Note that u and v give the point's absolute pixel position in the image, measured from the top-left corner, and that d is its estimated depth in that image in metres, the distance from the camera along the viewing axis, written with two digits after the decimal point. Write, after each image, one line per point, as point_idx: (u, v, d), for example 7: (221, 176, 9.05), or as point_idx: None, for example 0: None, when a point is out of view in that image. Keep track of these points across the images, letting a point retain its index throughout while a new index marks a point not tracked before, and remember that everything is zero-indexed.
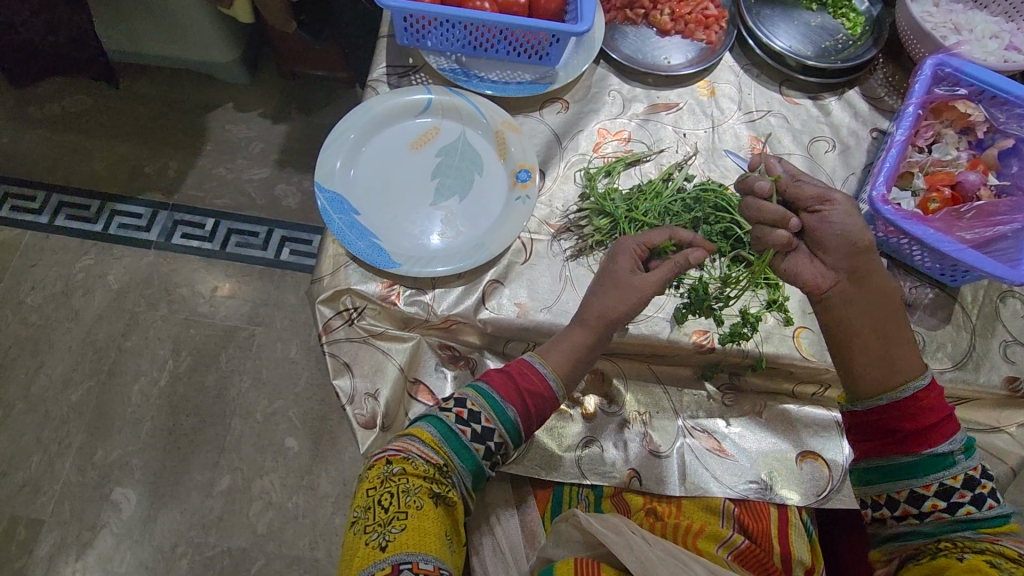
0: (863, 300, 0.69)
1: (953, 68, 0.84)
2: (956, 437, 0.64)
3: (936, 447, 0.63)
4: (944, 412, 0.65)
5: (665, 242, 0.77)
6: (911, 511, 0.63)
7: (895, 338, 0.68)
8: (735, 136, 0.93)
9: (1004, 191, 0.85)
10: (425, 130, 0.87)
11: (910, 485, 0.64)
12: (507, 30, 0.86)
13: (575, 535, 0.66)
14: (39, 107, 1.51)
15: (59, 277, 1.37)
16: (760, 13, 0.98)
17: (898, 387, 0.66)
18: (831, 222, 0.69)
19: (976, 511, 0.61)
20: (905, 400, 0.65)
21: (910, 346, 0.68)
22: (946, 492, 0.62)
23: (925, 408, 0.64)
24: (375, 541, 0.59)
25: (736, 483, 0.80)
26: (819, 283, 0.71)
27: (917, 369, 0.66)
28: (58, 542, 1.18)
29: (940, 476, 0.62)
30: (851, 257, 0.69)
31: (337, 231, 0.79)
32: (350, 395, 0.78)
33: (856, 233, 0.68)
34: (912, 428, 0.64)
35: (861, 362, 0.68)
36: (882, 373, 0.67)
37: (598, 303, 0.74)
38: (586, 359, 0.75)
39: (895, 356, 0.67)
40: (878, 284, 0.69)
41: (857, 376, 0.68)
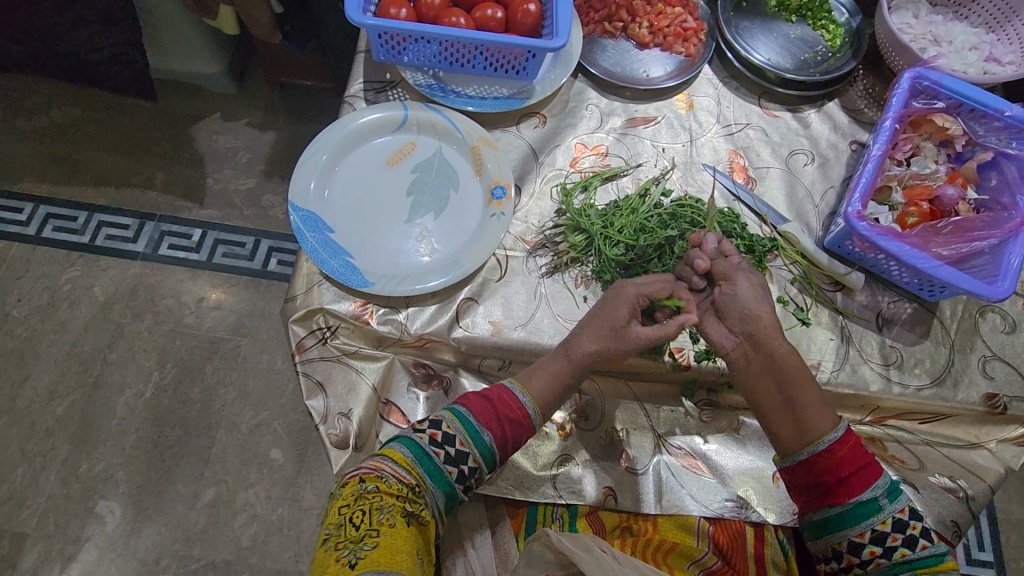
0: (762, 362, 0.71)
1: (931, 81, 0.83)
2: (878, 482, 0.64)
3: (860, 495, 0.64)
4: (864, 459, 0.65)
5: (666, 297, 0.75)
6: (854, 561, 0.64)
7: (802, 398, 0.69)
8: (714, 150, 0.92)
9: (982, 205, 0.84)
10: (401, 146, 0.86)
11: (846, 535, 0.64)
12: (483, 46, 0.85)
13: (547, 555, 0.64)
14: (27, 118, 1.51)
15: (44, 289, 1.37)
16: (738, 26, 0.98)
17: (812, 443, 0.67)
18: (730, 292, 0.73)
19: (911, 552, 0.62)
20: (821, 454, 0.66)
21: (820, 402, 0.69)
22: (880, 537, 0.63)
23: (840, 460, 0.65)
24: (346, 557, 0.58)
25: (711, 501, 0.80)
26: (722, 345, 0.74)
27: (828, 425, 0.67)
28: (42, 556, 1.18)
29: (870, 523, 0.63)
30: (747, 324, 0.72)
31: (310, 250, 0.78)
32: (324, 414, 0.78)
33: (751, 304, 0.72)
34: (831, 481, 0.65)
35: (776, 422, 0.70)
36: (795, 432, 0.69)
37: (581, 339, 0.74)
38: (566, 387, 0.75)
39: (804, 414, 0.68)
40: (775, 348, 0.71)
41: (778, 435, 0.70)
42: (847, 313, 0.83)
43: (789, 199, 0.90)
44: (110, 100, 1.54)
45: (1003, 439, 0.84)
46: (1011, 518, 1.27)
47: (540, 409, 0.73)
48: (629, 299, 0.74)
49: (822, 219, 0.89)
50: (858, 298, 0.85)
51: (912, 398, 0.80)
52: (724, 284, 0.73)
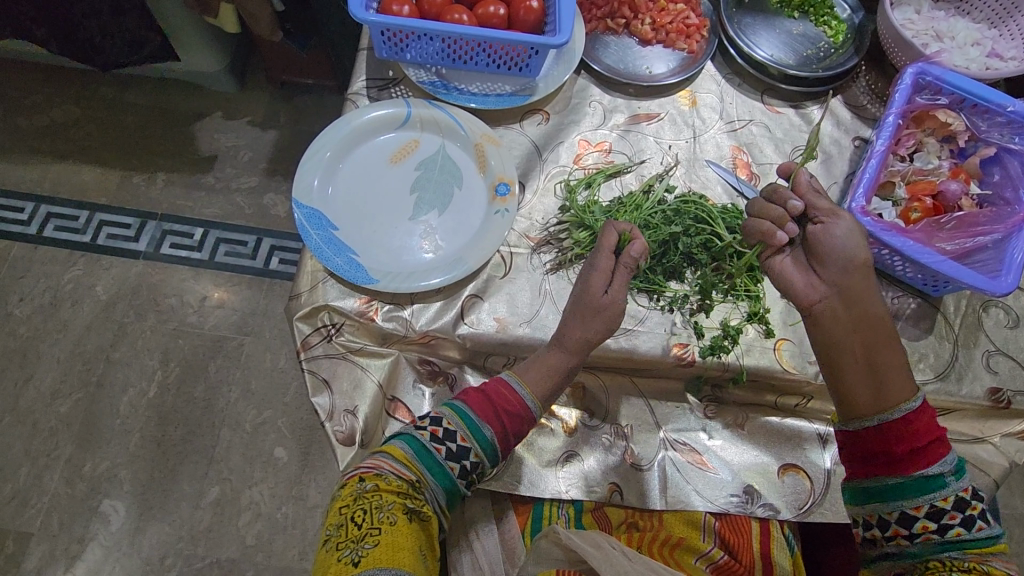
0: (853, 318, 0.68)
1: (934, 77, 0.83)
2: (947, 458, 0.64)
3: (929, 469, 0.63)
4: (936, 433, 0.65)
5: (623, 242, 0.76)
6: (901, 533, 0.64)
7: (885, 362, 0.67)
8: (717, 147, 0.92)
9: (985, 201, 0.84)
10: (404, 143, 0.86)
11: (900, 506, 0.64)
12: (486, 43, 0.85)
13: (555, 552, 0.64)
14: (28, 118, 1.51)
15: (47, 288, 1.36)
16: (741, 22, 0.98)
17: (888, 410, 0.65)
18: (833, 235, 0.70)
19: (966, 532, 0.62)
20: (895, 422, 0.65)
21: (902, 369, 0.67)
22: (938, 513, 0.62)
23: (914, 431, 0.64)
24: (348, 557, 0.58)
25: (716, 497, 0.80)
26: (807, 293, 0.70)
27: (906, 394, 0.66)
28: (47, 555, 1.18)
29: (931, 498, 0.63)
30: (846, 273, 0.68)
31: (314, 248, 0.78)
32: (330, 411, 0.78)
33: (855, 250, 0.69)
34: (903, 451, 0.64)
35: (850, 380, 0.68)
36: (870, 396, 0.67)
37: (575, 326, 0.74)
38: (563, 381, 0.75)
39: (884, 379, 0.67)
40: (868, 304, 0.68)
41: (846, 394, 0.68)
42: None
43: None
44: (111, 100, 1.54)
45: (1007, 434, 0.84)
46: (1015, 513, 1.27)
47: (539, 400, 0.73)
48: (603, 264, 0.75)
49: None
50: None
51: (916, 393, 0.81)
52: (827, 229, 0.70)
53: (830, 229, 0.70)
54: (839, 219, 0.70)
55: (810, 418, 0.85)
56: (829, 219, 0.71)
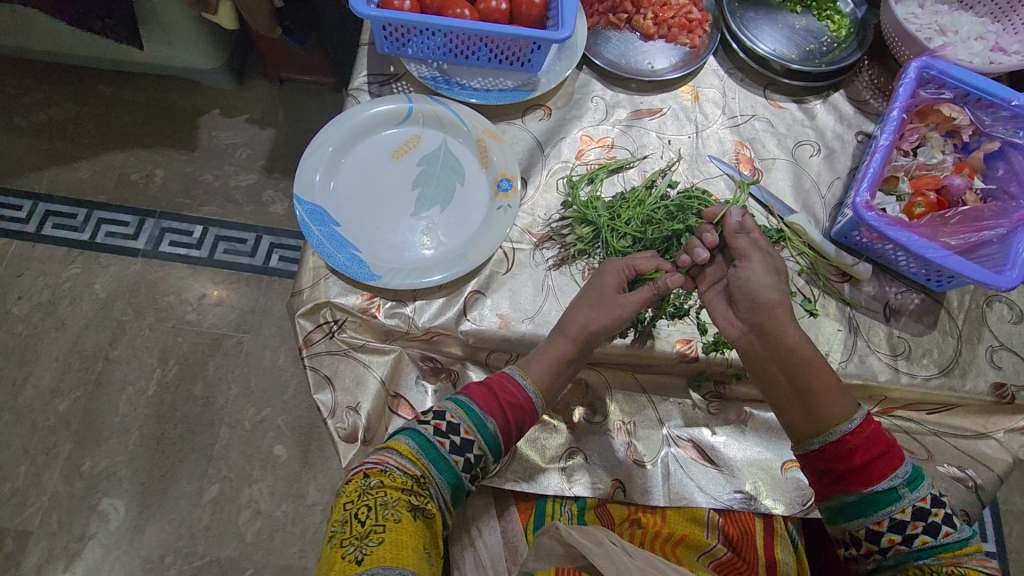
0: (769, 351, 0.70)
1: (938, 70, 0.83)
2: (898, 471, 0.63)
3: (877, 484, 0.63)
4: (879, 448, 0.64)
5: (652, 271, 0.76)
6: (873, 548, 0.64)
7: (814, 387, 0.67)
8: (720, 142, 0.92)
9: (989, 195, 0.84)
10: (406, 138, 0.86)
11: (862, 523, 0.64)
12: (487, 38, 0.85)
13: (556, 548, 0.64)
14: (25, 115, 1.50)
15: (45, 286, 1.36)
16: (744, 17, 0.98)
17: (823, 432, 0.66)
18: (740, 278, 0.73)
19: (932, 539, 0.62)
20: (833, 443, 0.65)
21: (834, 391, 0.67)
22: (899, 525, 0.63)
23: (853, 449, 0.64)
24: (352, 554, 0.58)
25: (720, 493, 0.80)
26: (727, 330, 0.74)
27: (844, 414, 0.66)
28: (46, 553, 1.17)
29: (889, 511, 0.63)
30: (752, 312, 0.71)
31: (316, 244, 0.78)
32: (332, 408, 0.78)
33: (758, 290, 0.71)
34: (845, 469, 0.65)
35: (785, 409, 0.70)
36: (806, 421, 0.68)
37: (580, 314, 0.74)
38: (566, 371, 0.75)
39: (815, 404, 0.67)
40: (785, 335, 0.69)
41: (787, 423, 0.70)
42: (854, 304, 0.83)
43: (796, 190, 0.90)
44: (108, 97, 1.53)
45: (1010, 429, 0.84)
46: (1014, 510, 1.27)
47: (542, 394, 0.73)
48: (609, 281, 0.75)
49: (829, 211, 0.89)
50: (866, 288, 0.84)
51: (920, 388, 0.80)
52: (739, 271, 0.73)
53: (740, 271, 0.73)
54: (749, 258, 0.73)
55: None
56: (742, 259, 0.73)
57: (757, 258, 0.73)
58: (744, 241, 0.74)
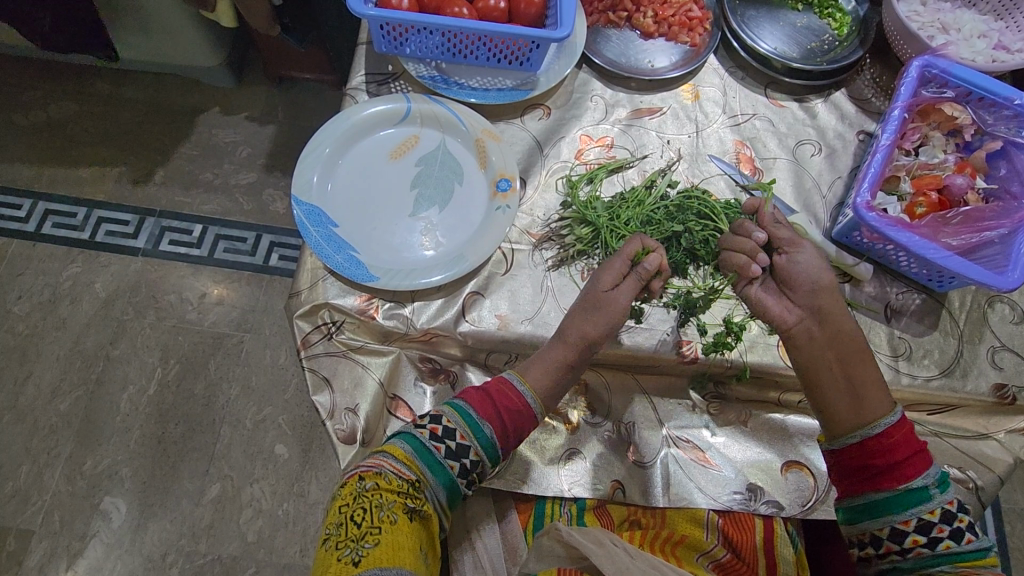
0: (827, 336, 0.72)
1: (940, 69, 0.82)
2: (931, 471, 0.64)
3: (912, 482, 0.63)
4: (917, 447, 0.65)
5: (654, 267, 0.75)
6: (893, 548, 0.63)
7: (862, 377, 0.70)
8: (720, 141, 0.92)
9: (991, 195, 0.83)
10: (404, 139, 0.85)
11: (890, 521, 0.64)
12: (486, 37, 0.84)
13: (556, 550, 0.64)
14: (25, 113, 1.49)
15: (46, 285, 1.36)
16: (744, 15, 0.97)
17: (865, 426, 0.67)
18: (797, 262, 0.75)
19: (956, 544, 0.61)
20: (876, 435, 0.66)
21: (878, 387, 0.70)
22: (926, 527, 0.62)
23: (895, 445, 0.65)
24: (349, 556, 0.57)
25: (720, 494, 0.80)
26: (783, 317, 0.74)
27: (884, 410, 0.67)
28: (48, 552, 1.18)
29: (918, 511, 0.63)
30: (813, 295, 0.74)
31: (314, 245, 0.77)
32: (330, 409, 0.79)
33: (818, 273, 0.74)
34: (884, 464, 0.65)
35: (830, 396, 0.71)
36: (849, 412, 0.69)
37: (577, 323, 0.74)
38: (564, 378, 0.75)
39: (864, 395, 0.69)
40: (840, 322, 0.73)
41: (828, 416, 0.70)
42: (855, 304, 0.83)
43: (796, 190, 0.89)
44: (108, 95, 1.52)
45: (1012, 431, 0.83)
46: (1015, 508, 1.27)
47: (540, 398, 0.73)
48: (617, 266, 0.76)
49: (829, 210, 0.88)
50: (866, 289, 0.84)
51: (921, 389, 0.80)
52: (792, 258, 0.75)
53: (794, 257, 0.75)
54: (801, 246, 0.75)
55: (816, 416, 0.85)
56: (792, 247, 0.75)
57: (808, 246, 0.75)
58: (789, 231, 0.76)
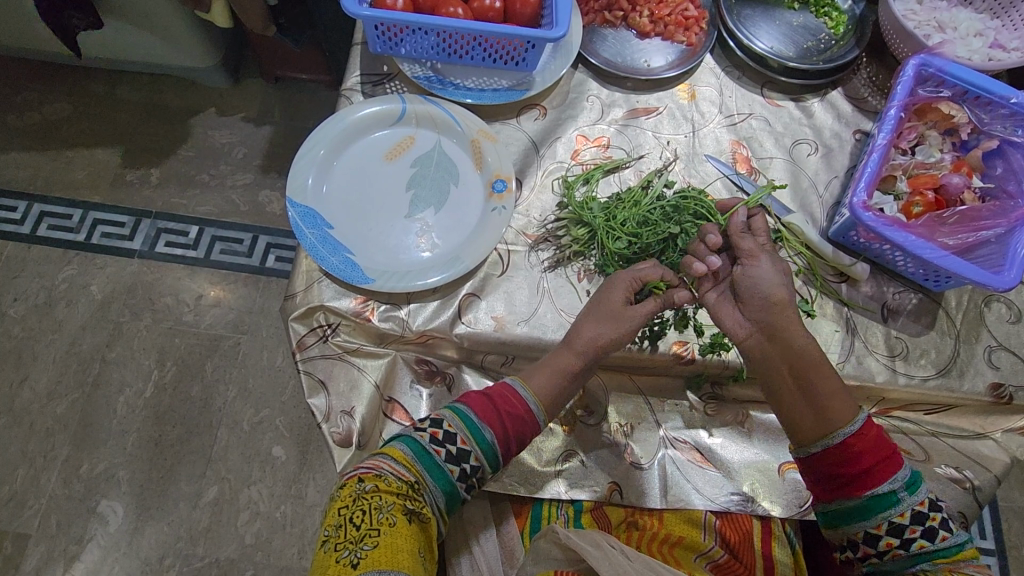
0: (781, 349, 0.69)
1: (936, 68, 0.82)
2: (898, 475, 0.63)
3: (878, 488, 0.62)
4: (885, 451, 0.64)
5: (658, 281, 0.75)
6: (870, 552, 0.64)
7: (821, 387, 0.67)
8: (716, 141, 0.91)
9: (988, 194, 0.83)
10: (400, 139, 0.85)
11: (862, 527, 0.63)
12: (482, 38, 0.84)
13: (553, 552, 0.64)
14: (19, 115, 1.49)
15: (41, 288, 1.35)
16: (741, 14, 0.97)
17: (828, 435, 0.65)
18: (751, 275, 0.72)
19: (929, 544, 0.61)
20: (837, 446, 0.64)
21: (841, 393, 0.66)
22: (898, 529, 0.62)
23: (859, 453, 0.63)
24: (347, 558, 0.57)
25: (717, 495, 0.80)
26: (736, 332, 0.73)
27: (848, 416, 0.65)
28: (45, 556, 1.17)
29: (888, 515, 0.62)
30: (766, 310, 0.70)
31: (309, 246, 0.77)
32: (326, 412, 0.79)
33: (769, 286, 0.70)
34: (849, 474, 0.64)
35: (791, 410, 0.68)
36: (811, 422, 0.66)
37: (586, 329, 0.74)
38: (570, 383, 0.75)
39: (824, 405, 0.66)
40: (793, 335, 0.69)
41: (792, 424, 0.68)
42: (852, 304, 0.83)
43: (793, 189, 0.89)
44: (104, 97, 1.52)
45: (1009, 430, 0.83)
46: (1014, 507, 1.27)
47: (543, 404, 0.72)
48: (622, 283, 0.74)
49: (826, 210, 0.88)
50: (863, 289, 0.84)
51: (917, 389, 0.80)
52: (747, 270, 0.72)
53: (749, 269, 0.72)
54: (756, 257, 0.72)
55: None
56: (749, 258, 0.72)
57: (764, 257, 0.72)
58: (751, 241, 0.73)
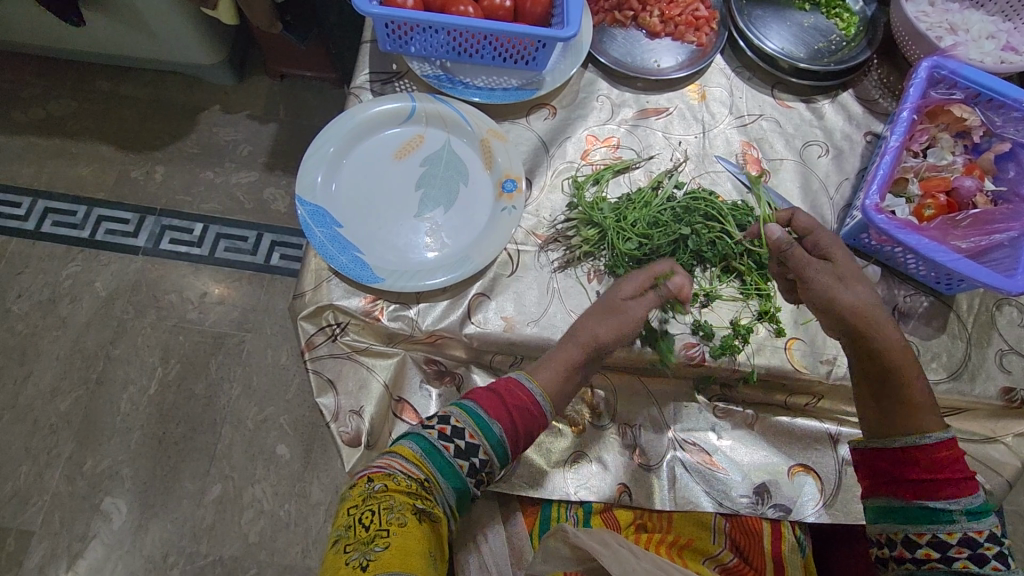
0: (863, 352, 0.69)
1: (949, 70, 0.82)
2: (963, 498, 0.62)
3: (936, 500, 0.62)
4: (957, 473, 0.63)
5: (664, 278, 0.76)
6: (906, 555, 0.63)
7: (903, 393, 0.67)
8: (727, 142, 0.91)
9: (1000, 197, 0.83)
10: (409, 138, 0.85)
11: (907, 529, 0.64)
12: (493, 36, 0.83)
13: (563, 550, 0.63)
14: (23, 111, 1.48)
15: (45, 284, 1.35)
16: (751, 14, 0.96)
17: (903, 435, 0.66)
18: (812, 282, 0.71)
19: (973, 566, 0.60)
20: (908, 450, 0.65)
21: (924, 402, 0.66)
22: (943, 544, 0.61)
23: (927, 464, 0.64)
24: (357, 560, 0.57)
25: (726, 498, 0.80)
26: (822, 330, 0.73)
27: (929, 425, 0.65)
28: (48, 553, 1.17)
29: (935, 528, 0.62)
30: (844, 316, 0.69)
31: (319, 245, 0.77)
32: (334, 412, 0.78)
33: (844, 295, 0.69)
34: (912, 479, 0.64)
35: (869, 408, 0.69)
36: (886, 421, 0.68)
37: (590, 326, 0.74)
38: (575, 379, 0.74)
39: (903, 408, 0.67)
40: (886, 339, 0.68)
41: (868, 421, 0.70)
42: None
43: (803, 191, 0.89)
44: (108, 93, 1.51)
45: (1020, 434, 0.83)
46: (1018, 510, 1.26)
47: (550, 398, 0.71)
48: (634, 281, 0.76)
49: (837, 212, 0.88)
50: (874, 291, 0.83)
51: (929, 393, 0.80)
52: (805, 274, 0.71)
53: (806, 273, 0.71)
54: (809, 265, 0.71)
55: (822, 418, 0.84)
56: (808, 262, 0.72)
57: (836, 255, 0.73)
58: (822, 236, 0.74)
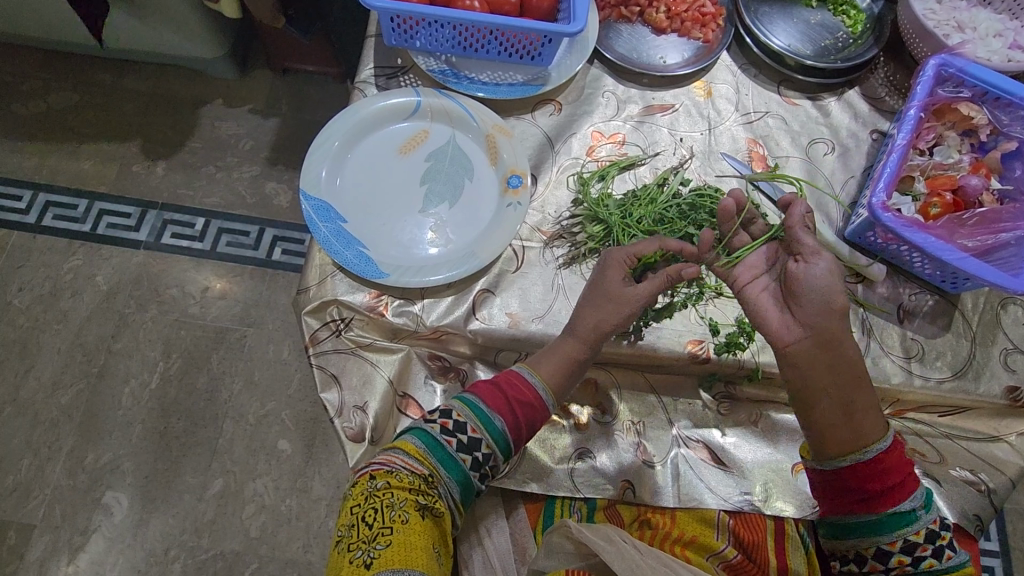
0: (832, 361, 0.65)
1: (957, 68, 0.81)
2: (917, 494, 0.64)
3: (901, 505, 0.64)
4: (907, 469, 0.65)
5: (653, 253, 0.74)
6: (878, 567, 0.65)
7: (858, 402, 0.65)
8: (732, 139, 0.91)
9: (1006, 196, 0.83)
10: (414, 133, 0.84)
11: (876, 542, 0.65)
12: (498, 31, 0.83)
13: (566, 546, 0.64)
14: (24, 104, 1.47)
15: (47, 277, 1.34)
16: (757, 11, 0.96)
17: (859, 449, 0.65)
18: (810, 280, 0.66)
19: (938, 562, 0.64)
20: (869, 462, 0.64)
21: (874, 410, 0.66)
22: (912, 547, 0.64)
23: (886, 470, 0.64)
24: (361, 558, 0.57)
25: (730, 495, 0.80)
26: (780, 334, 0.67)
27: (878, 433, 0.65)
28: (49, 547, 1.17)
29: (906, 532, 0.64)
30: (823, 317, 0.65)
31: (323, 240, 0.76)
32: (338, 407, 0.77)
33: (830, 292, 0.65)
34: (875, 490, 0.64)
35: (824, 422, 0.66)
36: (841, 436, 0.65)
37: (591, 314, 0.72)
38: (577, 369, 0.74)
39: (860, 419, 0.65)
40: (849, 352, 0.66)
41: (821, 435, 0.66)
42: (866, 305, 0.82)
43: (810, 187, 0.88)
44: (110, 86, 1.51)
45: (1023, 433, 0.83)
46: (1019, 509, 1.27)
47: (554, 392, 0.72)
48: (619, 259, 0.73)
49: (843, 210, 0.88)
50: (880, 289, 0.83)
51: (933, 391, 0.80)
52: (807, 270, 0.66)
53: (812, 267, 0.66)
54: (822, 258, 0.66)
55: None
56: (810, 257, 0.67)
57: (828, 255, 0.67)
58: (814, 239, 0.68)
